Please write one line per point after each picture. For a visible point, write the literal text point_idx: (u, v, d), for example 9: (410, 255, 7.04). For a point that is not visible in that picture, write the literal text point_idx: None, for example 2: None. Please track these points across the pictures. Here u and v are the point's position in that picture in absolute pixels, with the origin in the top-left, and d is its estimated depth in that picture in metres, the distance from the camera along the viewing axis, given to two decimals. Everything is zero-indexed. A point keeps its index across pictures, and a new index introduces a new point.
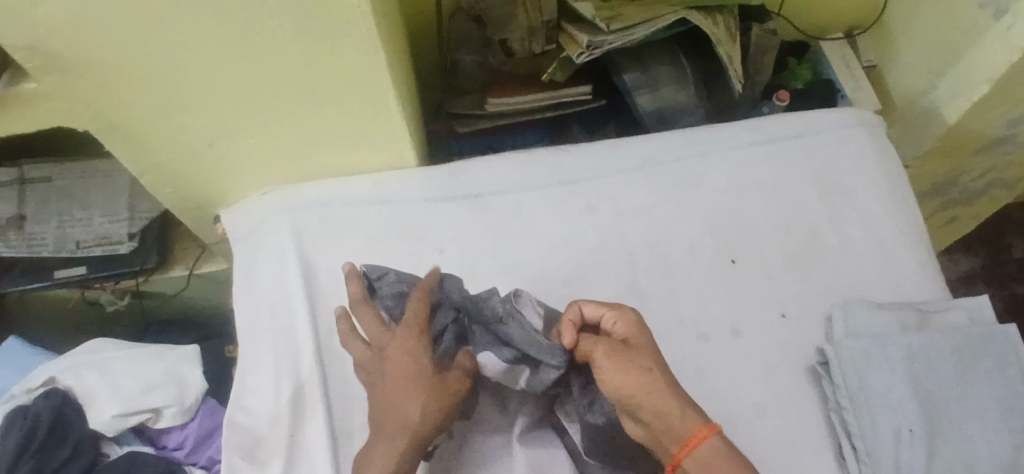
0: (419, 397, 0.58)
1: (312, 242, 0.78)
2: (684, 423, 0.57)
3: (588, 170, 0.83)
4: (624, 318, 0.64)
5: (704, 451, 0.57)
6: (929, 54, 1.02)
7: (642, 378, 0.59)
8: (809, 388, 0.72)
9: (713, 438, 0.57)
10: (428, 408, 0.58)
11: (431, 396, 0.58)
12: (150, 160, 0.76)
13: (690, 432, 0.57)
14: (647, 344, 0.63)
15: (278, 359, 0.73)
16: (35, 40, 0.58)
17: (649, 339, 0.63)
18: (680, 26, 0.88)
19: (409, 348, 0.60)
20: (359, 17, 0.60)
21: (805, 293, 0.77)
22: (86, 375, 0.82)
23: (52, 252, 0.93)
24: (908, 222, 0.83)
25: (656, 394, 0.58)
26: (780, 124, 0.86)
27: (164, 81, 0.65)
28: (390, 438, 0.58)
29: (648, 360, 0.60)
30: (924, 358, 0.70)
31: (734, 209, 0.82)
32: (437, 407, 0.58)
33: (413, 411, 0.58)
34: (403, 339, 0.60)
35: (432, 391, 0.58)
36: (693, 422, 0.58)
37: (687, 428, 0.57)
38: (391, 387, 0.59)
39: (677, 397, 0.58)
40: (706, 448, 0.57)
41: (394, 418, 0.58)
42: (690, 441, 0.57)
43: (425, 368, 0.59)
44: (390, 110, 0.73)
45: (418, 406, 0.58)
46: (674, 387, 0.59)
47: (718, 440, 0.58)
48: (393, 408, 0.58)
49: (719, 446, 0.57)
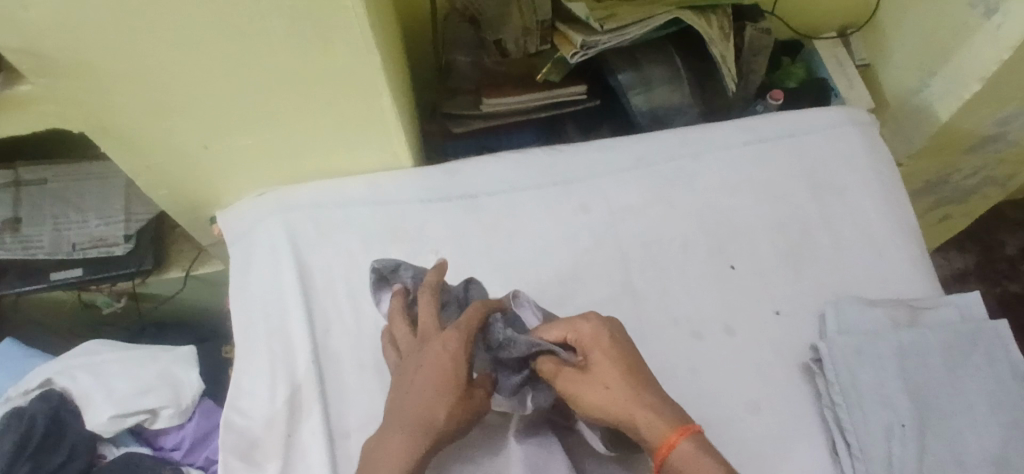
0: (448, 403, 0.59)
1: (308, 243, 0.78)
2: (652, 434, 0.58)
3: (582, 170, 0.83)
4: (582, 333, 0.62)
5: (675, 458, 0.57)
6: (920, 53, 1.03)
7: (599, 399, 0.59)
8: (801, 385, 0.73)
9: (685, 442, 0.57)
10: (452, 414, 0.59)
11: (458, 405, 0.59)
12: (144, 162, 0.76)
13: (657, 442, 0.57)
14: (601, 359, 0.61)
15: (273, 360, 0.74)
16: (29, 41, 0.58)
17: (607, 349, 0.61)
18: (673, 26, 0.88)
19: (452, 350, 0.60)
20: (351, 17, 0.60)
21: (798, 291, 0.78)
22: (82, 377, 0.81)
23: (47, 255, 0.94)
24: (900, 220, 0.83)
25: (617, 409, 0.59)
26: (772, 122, 0.87)
27: (156, 83, 0.65)
28: (403, 434, 0.58)
29: (603, 378, 0.60)
30: (915, 354, 0.70)
31: (727, 208, 0.82)
32: (461, 416, 0.60)
33: (439, 415, 0.59)
34: (450, 338, 0.60)
35: (462, 397, 0.60)
36: (661, 431, 0.57)
37: (655, 439, 0.58)
38: (423, 384, 0.60)
39: (639, 408, 0.58)
40: (677, 454, 0.57)
41: (416, 415, 0.59)
42: (660, 451, 0.57)
43: (462, 374, 0.60)
44: (383, 110, 0.73)
45: (445, 410, 0.59)
46: (637, 397, 0.59)
47: (688, 445, 0.57)
48: (419, 406, 0.59)
49: (692, 448, 0.57)
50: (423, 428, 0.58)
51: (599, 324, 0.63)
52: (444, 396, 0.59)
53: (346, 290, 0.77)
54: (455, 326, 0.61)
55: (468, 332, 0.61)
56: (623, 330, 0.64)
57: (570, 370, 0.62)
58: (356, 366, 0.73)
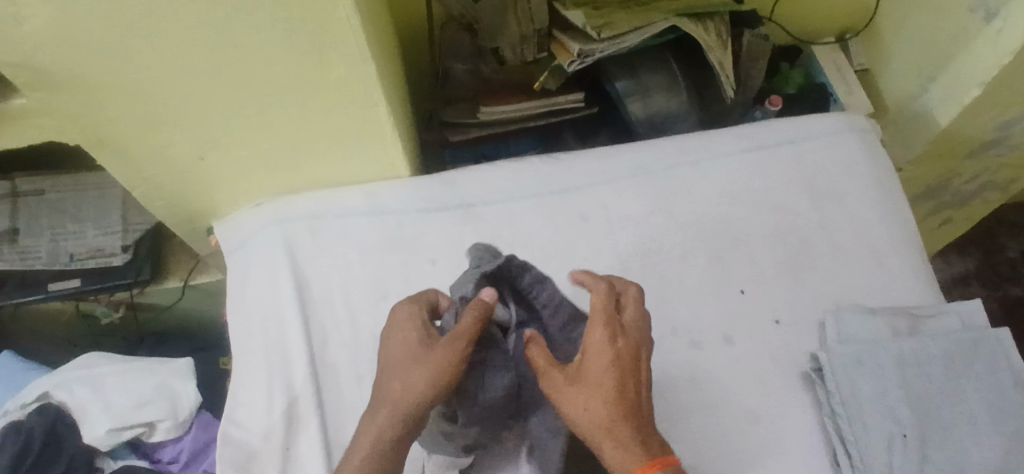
0: (423, 365, 0.56)
1: (305, 253, 0.79)
2: (621, 466, 0.55)
3: (579, 178, 0.83)
4: (590, 339, 0.58)
5: None
6: (918, 59, 1.02)
7: (582, 415, 0.56)
8: (803, 395, 0.72)
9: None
10: (429, 373, 0.56)
11: (432, 359, 0.56)
12: (140, 174, 0.76)
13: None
14: (598, 372, 0.57)
15: (271, 372, 0.73)
16: (24, 56, 0.58)
17: (607, 367, 0.57)
18: (669, 34, 0.86)
19: (417, 323, 0.59)
20: (348, 29, 0.60)
21: (798, 300, 0.77)
22: (78, 390, 0.81)
23: (45, 265, 0.94)
24: (900, 227, 0.83)
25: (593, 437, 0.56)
26: (769, 130, 0.87)
27: (153, 97, 0.65)
28: (395, 396, 0.56)
29: (590, 398, 0.56)
30: (915, 363, 0.70)
31: (725, 216, 0.82)
32: (430, 380, 0.56)
33: (420, 377, 0.56)
34: (410, 316, 0.60)
35: (432, 351, 0.56)
36: (634, 463, 0.55)
37: (622, 472, 0.55)
38: (392, 365, 0.58)
39: (612, 439, 0.56)
40: None
41: (406, 381, 0.56)
42: None
43: (419, 338, 0.58)
44: (381, 121, 0.73)
45: (424, 367, 0.56)
46: (612, 428, 0.56)
47: None
48: (403, 376, 0.57)
49: None
50: (397, 404, 0.56)
51: (610, 336, 0.58)
52: (408, 367, 0.57)
53: (344, 301, 0.77)
54: (410, 306, 0.61)
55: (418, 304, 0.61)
56: (634, 346, 0.59)
57: (561, 377, 0.57)
58: (354, 378, 0.73)
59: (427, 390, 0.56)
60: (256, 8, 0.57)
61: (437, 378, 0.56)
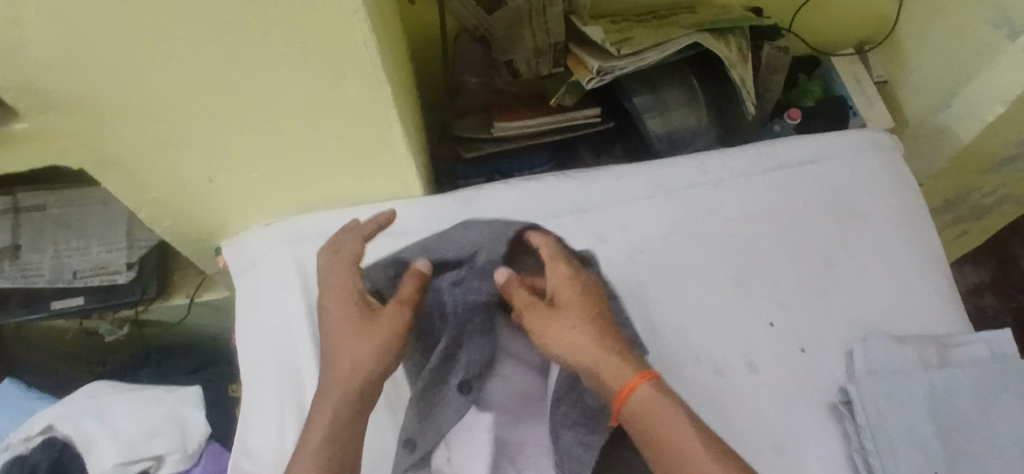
0: (366, 340, 0.59)
1: (317, 276, 0.76)
2: (611, 380, 0.57)
3: (597, 197, 0.81)
4: (555, 274, 0.61)
5: (636, 401, 0.56)
6: (937, 73, 1.00)
7: (566, 340, 0.58)
8: (831, 426, 0.70)
9: (646, 386, 0.56)
10: (373, 345, 0.59)
11: (373, 332, 0.59)
12: (147, 195, 0.73)
13: (619, 386, 0.56)
14: (573, 300, 0.60)
15: (282, 401, 0.71)
16: (26, 79, 0.56)
17: (579, 295, 0.60)
18: (691, 50, 0.83)
19: (342, 296, 0.62)
20: (365, 52, 0.58)
21: (825, 325, 0.75)
22: (83, 421, 0.77)
23: (47, 282, 0.91)
24: (927, 249, 0.81)
25: (583, 354, 0.57)
26: (791, 148, 0.85)
27: (160, 118, 0.63)
28: (341, 380, 0.58)
29: (571, 321, 0.58)
30: (945, 395, 0.68)
31: (749, 238, 0.79)
32: (378, 349, 0.59)
33: (367, 352, 0.59)
34: (337, 285, 0.63)
35: (372, 324, 0.60)
36: (622, 375, 0.57)
37: (616, 385, 0.56)
38: (334, 340, 0.60)
39: (595, 349, 0.57)
40: (639, 397, 0.56)
41: (351, 362, 0.59)
42: (622, 396, 0.56)
43: (353, 308, 0.61)
44: (395, 142, 0.71)
45: (367, 345, 0.59)
46: (595, 338, 0.58)
47: (652, 389, 0.56)
48: (344, 357, 0.59)
49: (655, 393, 0.56)
50: (350, 380, 0.58)
51: (574, 271, 0.61)
52: (351, 338, 0.59)
53: None
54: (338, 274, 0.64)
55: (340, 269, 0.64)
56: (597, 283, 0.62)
57: (542, 307, 0.60)
58: None
59: (376, 357, 0.59)
60: (271, 31, 0.55)
61: (388, 342, 0.59)
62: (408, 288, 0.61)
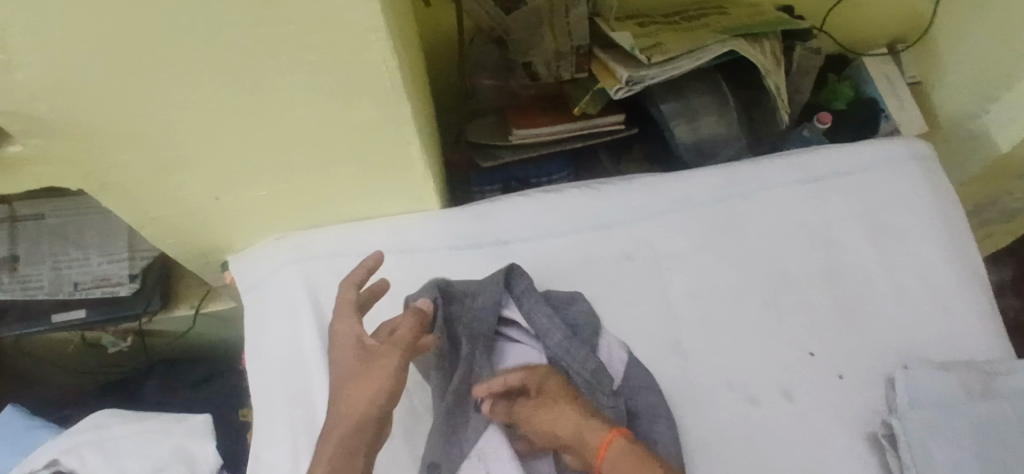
0: (360, 383, 0.56)
1: (328, 297, 0.73)
2: (589, 443, 0.56)
3: (624, 213, 0.77)
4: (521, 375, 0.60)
5: (613, 456, 0.55)
6: (975, 75, 0.96)
7: (546, 427, 0.58)
8: (869, 458, 0.67)
9: (620, 440, 0.56)
10: (369, 387, 0.56)
11: (367, 375, 0.56)
12: (150, 215, 0.70)
13: (596, 444, 0.56)
14: (546, 388, 0.60)
15: (295, 431, 0.68)
16: (16, 104, 0.52)
17: (548, 385, 0.60)
18: (725, 57, 0.79)
19: (345, 331, 0.60)
20: (380, 69, 0.54)
21: (859, 350, 0.72)
22: (89, 456, 0.71)
23: (47, 295, 0.88)
24: (967, 268, 0.77)
25: (559, 434, 0.58)
26: (826, 160, 0.81)
27: (163, 140, 0.59)
28: (337, 424, 0.56)
29: (546, 408, 0.59)
30: (991, 429, 0.64)
31: (782, 258, 0.76)
32: (373, 393, 0.56)
33: (363, 395, 0.56)
34: (344, 320, 0.61)
35: (365, 367, 0.57)
36: (597, 435, 0.57)
37: (592, 446, 0.56)
38: (335, 383, 0.58)
39: (567, 423, 0.57)
40: (614, 453, 0.55)
41: (348, 407, 0.56)
42: (598, 455, 0.56)
43: (353, 349, 0.59)
44: (412, 159, 0.67)
45: (361, 387, 0.56)
46: (565, 412, 0.58)
47: (625, 442, 0.56)
48: (341, 401, 0.56)
49: (630, 447, 0.56)
50: (346, 424, 0.55)
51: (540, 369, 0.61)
52: (349, 383, 0.57)
53: None
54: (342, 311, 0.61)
55: (346, 307, 0.61)
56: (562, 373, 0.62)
57: (520, 405, 0.60)
58: None
59: (374, 401, 0.56)
60: (280, 50, 0.50)
61: (380, 385, 0.56)
62: (403, 331, 0.58)
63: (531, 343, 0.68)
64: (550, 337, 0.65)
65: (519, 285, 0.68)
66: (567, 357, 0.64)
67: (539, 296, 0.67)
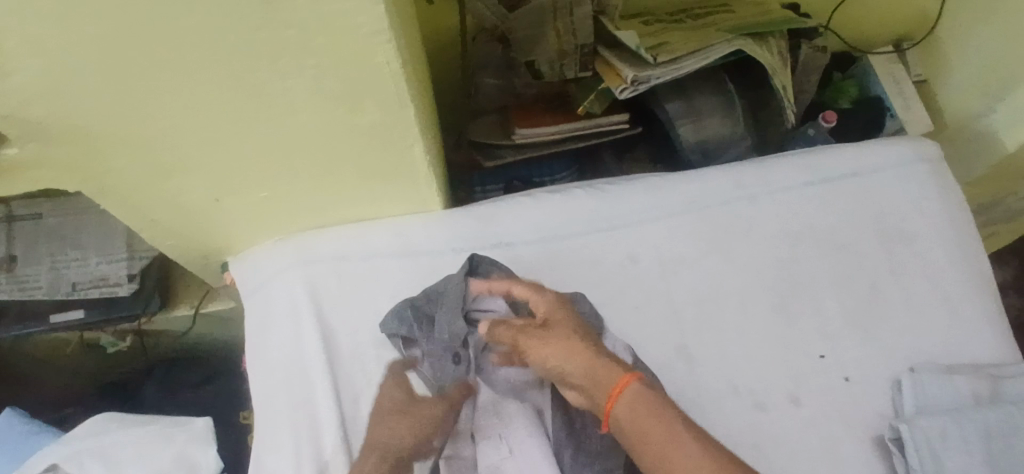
0: (397, 419, 0.64)
1: (331, 300, 0.72)
2: (604, 379, 0.58)
3: (629, 214, 0.77)
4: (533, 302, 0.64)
5: (627, 396, 0.57)
6: (982, 74, 0.95)
7: (559, 354, 0.59)
8: (876, 463, 0.67)
9: (635, 383, 0.57)
10: (404, 425, 0.64)
11: (405, 413, 0.65)
12: (147, 217, 0.68)
13: (612, 381, 0.58)
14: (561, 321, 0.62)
15: (298, 436, 0.67)
16: (11, 109, 0.50)
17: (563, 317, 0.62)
18: (731, 56, 0.78)
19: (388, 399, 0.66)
20: (385, 72, 0.53)
21: (867, 354, 0.72)
22: (90, 463, 0.70)
23: (46, 295, 0.87)
24: (975, 271, 0.77)
25: (571, 364, 0.59)
26: (833, 160, 0.80)
27: (162, 143, 0.58)
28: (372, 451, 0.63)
29: (561, 337, 0.60)
30: (1002, 436, 0.64)
31: (790, 260, 0.75)
32: (409, 429, 0.64)
33: (397, 427, 0.64)
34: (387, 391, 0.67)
35: (403, 405, 0.65)
36: (613, 374, 0.58)
37: (608, 381, 0.58)
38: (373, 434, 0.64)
39: (581, 359, 0.59)
40: (628, 393, 0.57)
41: (383, 435, 0.64)
42: (613, 392, 0.57)
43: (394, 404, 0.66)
44: (415, 162, 0.66)
45: (398, 421, 0.64)
46: (580, 348, 0.60)
47: (639, 385, 0.58)
48: (377, 434, 0.64)
49: (642, 390, 0.57)
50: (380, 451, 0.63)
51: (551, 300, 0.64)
52: (388, 419, 0.65)
53: (375, 355, 0.70)
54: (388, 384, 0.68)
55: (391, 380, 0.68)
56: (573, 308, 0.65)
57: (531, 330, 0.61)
58: None
59: (408, 437, 0.63)
60: (283, 54, 0.49)
61: (414, 426, 0.63)
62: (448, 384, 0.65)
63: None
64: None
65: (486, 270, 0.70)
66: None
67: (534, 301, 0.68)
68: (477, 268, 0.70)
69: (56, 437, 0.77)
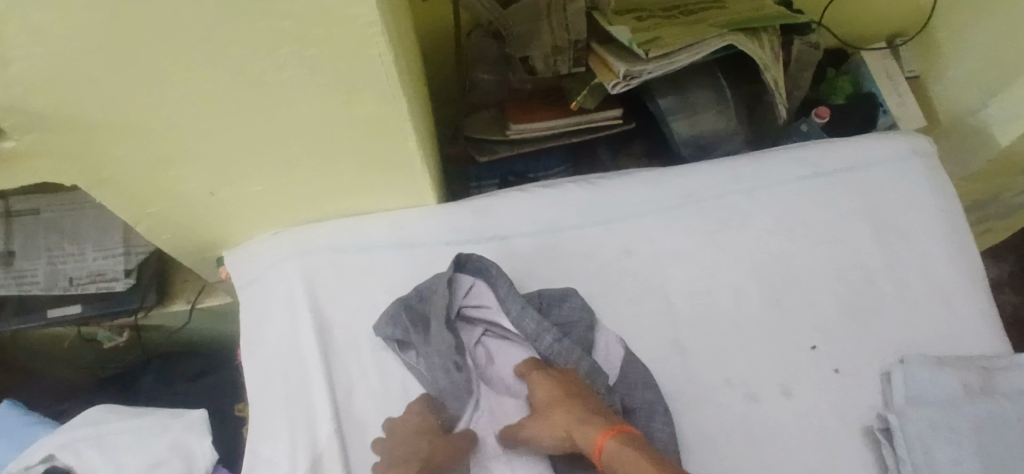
0: (426, 446, 0.59)
1: (326, 292, 0.73)
2: (583, 444, 0.56)
3: (623, 209, 0.77)
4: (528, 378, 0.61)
5: (605, 457, 0.54)
6: (977, 71, 0.95)
7: (540, 433, 0.58)
8: (867, 453, 0.67)
9: (610, 441, 0.54)
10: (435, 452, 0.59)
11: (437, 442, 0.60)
12: (145, 210, 0.69)
13: (590, 444, 0.55)
14: (541, 391, 0.60)
15: (292, 427, 0.67)
16: (10, 99, 0.51)
17: (543, 387, 0.60)
18: (724, 51, 0.78)
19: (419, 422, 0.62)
20: (378, 64, 0.54)
21: (859, 345, 0.72)
22: (86, 452, 0.70)
23: (42, 290, 0.88)
24: (967, 264, 0.77)
25: (552, 438, 0.57)
26: (826, 155, 0.80)
27: (159, 135, 0.58)
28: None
29: (539, 415, 0.59)
30: (993, 429, 0.63)
31: (783, 254, 0.76)
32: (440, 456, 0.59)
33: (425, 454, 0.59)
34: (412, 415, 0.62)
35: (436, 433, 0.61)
36: (589, 437, 0.55)
37: (588, 445, 0.55)
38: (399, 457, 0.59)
39: (555, 427, 0.57)
40: (606, 454, 0.54)
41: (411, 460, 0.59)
42: (595, 456, 0.55)
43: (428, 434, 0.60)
44: (410, 155, 0.67)
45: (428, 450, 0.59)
46: (557, 412, 0.58)
47: (617, 441, 0.54)
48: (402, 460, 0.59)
49: (621, 445, 0.53)
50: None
51: (535, 374, 0.61)
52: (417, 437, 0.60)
53: (370, 347, 0.71)
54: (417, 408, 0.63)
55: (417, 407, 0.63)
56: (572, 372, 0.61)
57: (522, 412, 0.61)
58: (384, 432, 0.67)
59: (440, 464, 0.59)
60: (278, 45, 0.50)
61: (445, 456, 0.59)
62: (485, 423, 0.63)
63: (524, 342, 0.66)
64: (541, 339, 0.64)
65: (473, 265, 0.68)
66: (559, 359, 0.64)
67: (524, 303, 0.65)
68: (465, 266, 0.68)
69: (52, 427, 0.77)
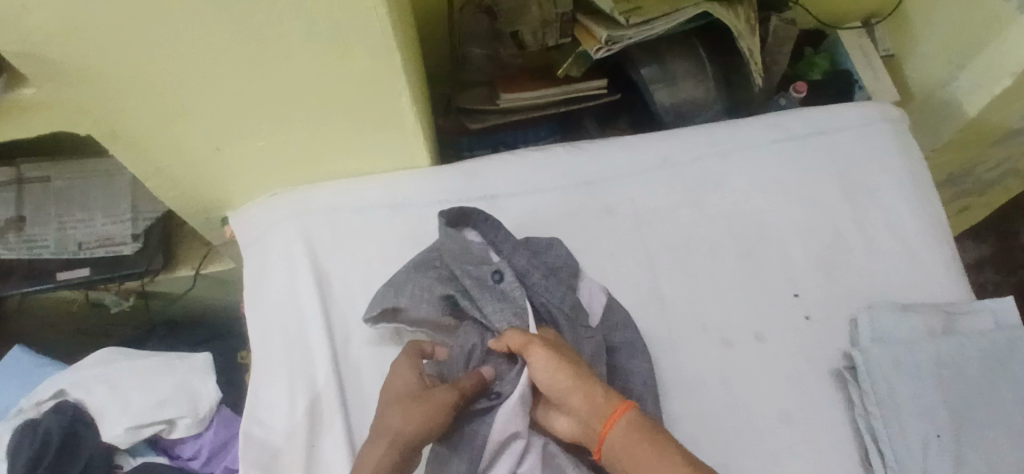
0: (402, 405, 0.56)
1: (324, 248, 0.77)
2: (603, 402, 0.55)
3: (606, 170, 0.81)
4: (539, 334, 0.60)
5: (623, 422, 0.54)
6: (947, 46, 1.01)
7: (561, 373, 0.57)
8: (835, 392, 0.71)
9: (633, 411, 0.54)
10: (410, 410, 0.56)
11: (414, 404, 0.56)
12: (154, 165, 0.73)
13: (610, 405, 0.55)
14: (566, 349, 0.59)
15: (291, 370, 0.71)
16: (30, 47, 0.55)
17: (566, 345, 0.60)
18: (700, 19, 0.85)
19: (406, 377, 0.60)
20: (372, 17, 0.58)
21: (829, 294, 0.76)
22: (97, 390, 0.74)
23: (53, 254, 0.91)
24: (932, 221, 0.81)
25: (572, 383, 0.56)
26: (800, 121, 0.85)
27: (166, 86, 0.62)
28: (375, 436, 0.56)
29: (564, 359, 0.58)
30: (951, 363, 0.68)
31: (757, 212, 0.80)
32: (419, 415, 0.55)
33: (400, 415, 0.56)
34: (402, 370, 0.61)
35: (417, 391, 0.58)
36: (612, 399, 0.55)
37: (606, 404, 0.55)
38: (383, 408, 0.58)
39: (581, 379, 0.56)
40: (624, 419, 0.54)
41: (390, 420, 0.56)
42: (609, 416, 0.54)
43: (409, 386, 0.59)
44: (404, 111, 0.71)
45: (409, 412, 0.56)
46: (574, 381, 0.56)
47: (638, 413, 0.55)
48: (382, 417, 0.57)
49: (640, 419, 0.54)
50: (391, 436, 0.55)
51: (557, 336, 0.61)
52: (401, 403, 0.57)
53: (365, 296, 0.75)
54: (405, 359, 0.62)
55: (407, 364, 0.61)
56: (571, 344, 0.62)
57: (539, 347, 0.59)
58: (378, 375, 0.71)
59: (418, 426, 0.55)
60: None
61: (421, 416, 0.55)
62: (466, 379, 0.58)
63: None
64: (531, 275, 0.68)
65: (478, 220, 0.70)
66: (547, 295, 0.67)
67: (516, 244, 0.70)
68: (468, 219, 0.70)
69: (62, 370, 0.82)
